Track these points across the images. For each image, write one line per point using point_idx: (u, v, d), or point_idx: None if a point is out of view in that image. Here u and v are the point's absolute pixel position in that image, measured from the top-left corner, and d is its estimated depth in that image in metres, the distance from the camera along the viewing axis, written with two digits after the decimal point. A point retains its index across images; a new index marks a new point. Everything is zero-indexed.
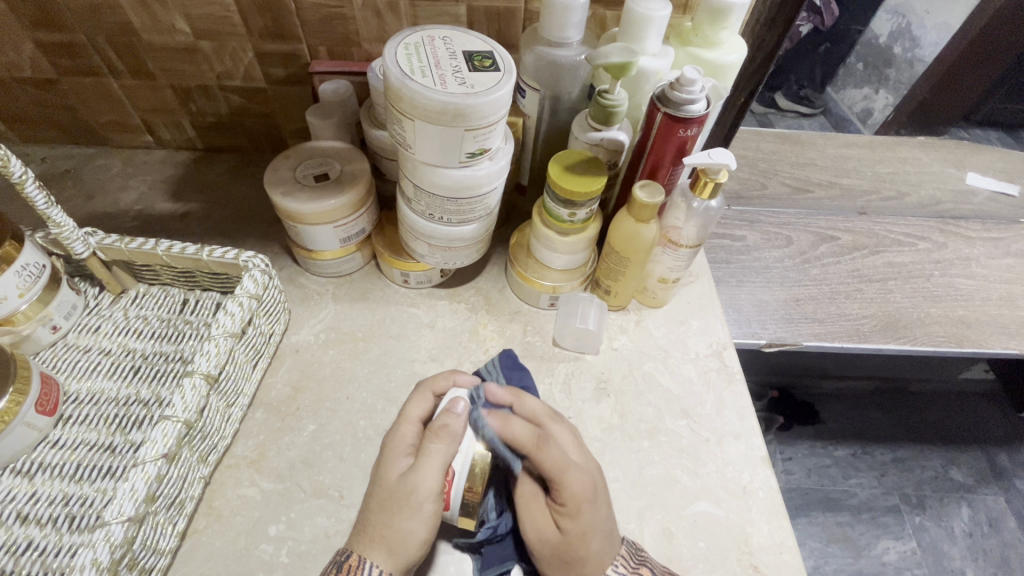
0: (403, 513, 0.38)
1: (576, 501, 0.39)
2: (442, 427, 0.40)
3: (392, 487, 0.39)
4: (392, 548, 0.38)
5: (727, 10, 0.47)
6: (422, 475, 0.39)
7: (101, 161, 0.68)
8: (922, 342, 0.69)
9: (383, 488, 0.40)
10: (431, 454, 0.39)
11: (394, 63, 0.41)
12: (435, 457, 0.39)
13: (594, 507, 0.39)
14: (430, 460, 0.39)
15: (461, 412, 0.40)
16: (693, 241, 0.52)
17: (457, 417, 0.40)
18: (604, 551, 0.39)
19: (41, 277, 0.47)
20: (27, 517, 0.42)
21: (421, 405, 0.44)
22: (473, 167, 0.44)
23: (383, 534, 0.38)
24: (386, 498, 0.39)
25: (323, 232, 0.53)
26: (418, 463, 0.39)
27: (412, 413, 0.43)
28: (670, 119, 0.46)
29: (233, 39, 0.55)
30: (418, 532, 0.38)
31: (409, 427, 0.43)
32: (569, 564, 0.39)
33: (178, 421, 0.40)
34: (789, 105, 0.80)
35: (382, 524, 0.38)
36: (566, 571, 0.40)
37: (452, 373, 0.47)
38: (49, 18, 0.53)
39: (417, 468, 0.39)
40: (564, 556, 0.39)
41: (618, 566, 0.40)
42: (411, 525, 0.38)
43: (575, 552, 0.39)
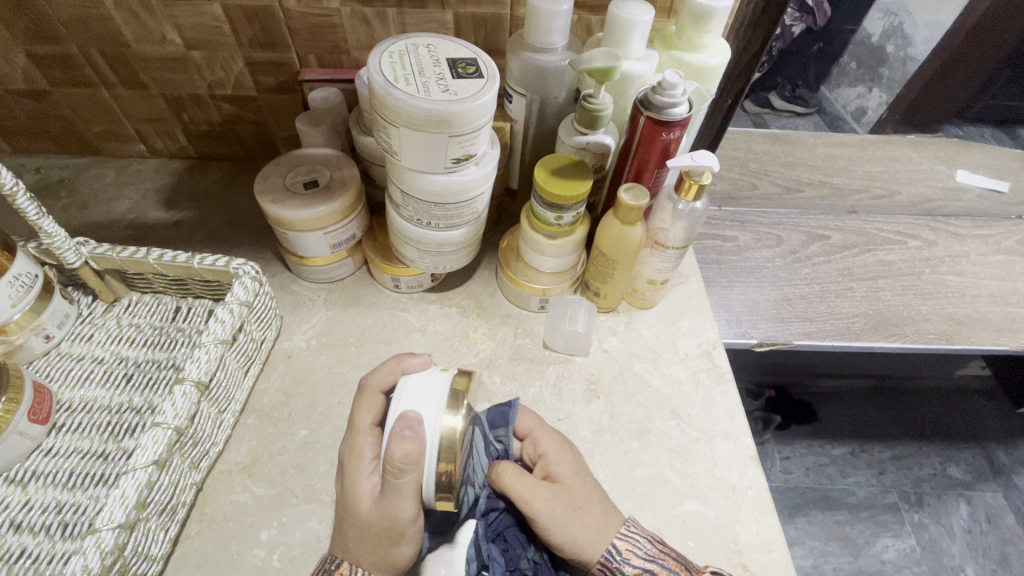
0: (387, 540, 0.39)
1: (556, 449, 0.46)
2: (402, 461, 0.37)
3: (368, 517, 0.39)
4: (382, 565, 0.40)
5: (710, 14, 0.48)
6: (394, 511, 0.39)
7: (95, 170, 0.68)
8: (913, 339, 0.69)
9: (358, 518, 0.40)
10: (399, 488, 0.38)
11: (378, 72, 0.41)
12: (404, 487, 0.38)
13: (572, 450, 0.46)
14: (401, 494, 0.38)
15: (412, 432, 0.37)
16: (680, 242, 0.52)
17: (413, 441, 0.37)
18: (599, 492, 0.44)
19: (34, 287, 0.47)
20: (20, 525, 0.42)
21: (372, 410, 0.43)
22: (460, 173, 0.45)
23: (372, 556, 0.40)
24: (365, 528, 0.39)
25: (313, 239, 0.54)
26: (390, 496, 0.39)
27: (363, 422, 0.43)
28: (654, 122, 0.47)
29: (223, 48, 0.56)
30: (406, 550, 0.40)
31: (365, 437, 0.42)
32: (578, 511, 0.42)
33: (168, 428, 0.40)
34: (784, 105, 0.78)
35: (370, 550, 0.40)
36: (580, 519, 0.41)
37: (399, 364, 0.45)
38: (40, 31, 0.54)
39: (389, 500, 0.39)
40: (574, 501, 0.42)
41: (630, 524, 0.42)
42: (399, 547, 0.40)
43: (579, 492, 0.43)
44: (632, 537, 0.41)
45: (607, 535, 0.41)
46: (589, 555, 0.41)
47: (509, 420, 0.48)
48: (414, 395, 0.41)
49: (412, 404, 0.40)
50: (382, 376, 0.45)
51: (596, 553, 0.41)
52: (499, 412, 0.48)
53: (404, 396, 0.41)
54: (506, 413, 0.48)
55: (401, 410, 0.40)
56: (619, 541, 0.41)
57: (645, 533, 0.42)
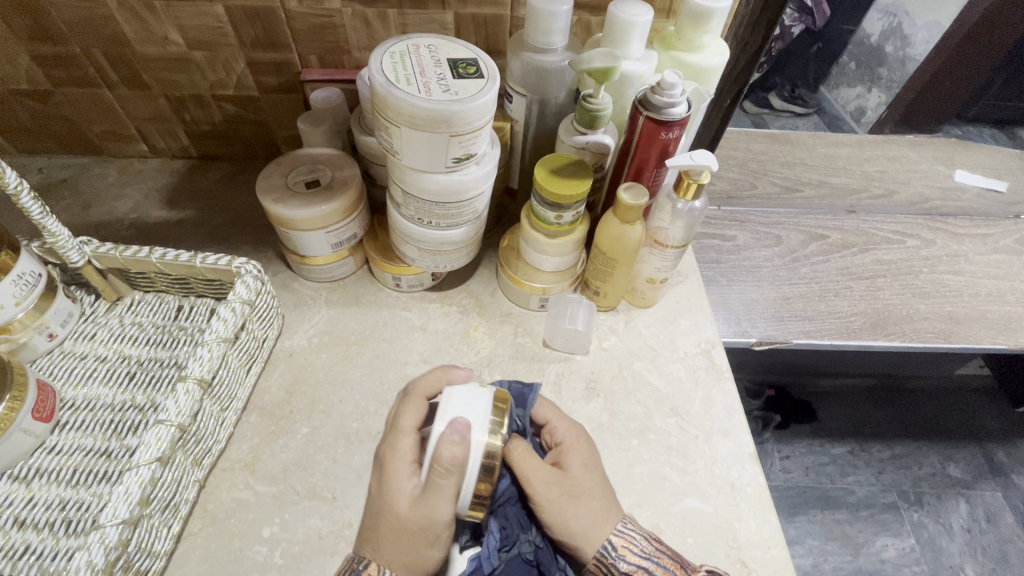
0: (421, 541, 0.39)
1: (572, 438, 0.46)
2: (450, 462, 0.38)
3: (406, 517, 0.39)
4: (410, 568, 0.40)
5: (708, 14, 0.48)
6: (434, 512, 0.39)
7: (97, 170, 0.69)
8: (911, 338, 0.70)
9: (395, 517, 0.39)
10: (442, 488, 0.39)
11: (379, 72, 0.41)
12: (446, 489, 0.39)
13: (589, 444, 0.46)
14: (442, 494, 0.39)
15: (461, 437, 0.39)
16: (679, 241, 0.53)
17: (461, 445, 0.38)
18: (605, 487, 0.44)
19: (37, 285, 0.47)
20: (24, 522, 0.42)
21: (414, 414, 0.44)
22: (461, 172, 0.45)
23: (401, 558, 0.40)
24: (399, 529, 0.39)
25: (315, 238, 0.54)
26: (432, 497, 0.39)
27: (407, 424, 0.43)
28: (653, 122, 0.47)
29: (226, 49, 0.56)
30: (434, 555, 0.40)
31: (407, 439, 0.42)
32: (576, 500, 0.42)
33: (171, 425, 0.40)
34: (784, 106, 0.78)
35: (401, 551, 0.39)
36: (576, 507, 0.42)
37: (443, 373, 0.47)
38: (44, 31, 0.54)
39: (430, 500, 0.39)
40: (574, 490, 0.42)
41: (627, 521, 0.42)
42: (429, 550, 0.40)
43: (581, 483, 0.43)
44: (628, 534, 0.42)
45: (603, 528, 0.41)
46: (580, 544, 0.41)
47: (528, 401, 0.49)
48: (459, 399, 0.41)
49: (461, 411, 0.41)
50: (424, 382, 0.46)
51: (589, 545, 0.41)
52: (522, 392, 0.49)
53: (450, 402, 0.41)
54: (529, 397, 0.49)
55: (448, 414, 0.40)
56: (615, 538, 0.41)
57: (641, 530, 0.42)
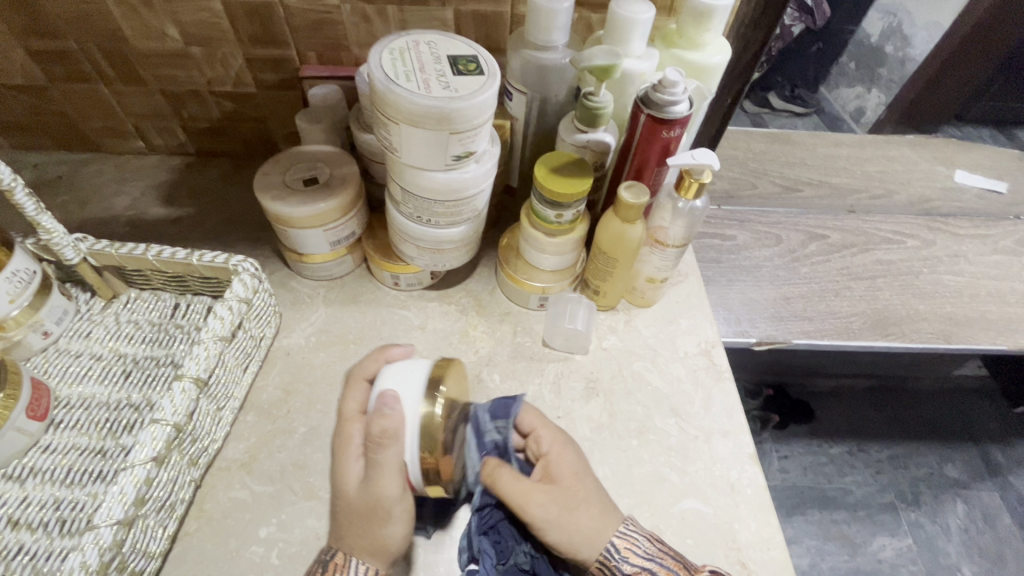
0: (375, 521, 0.39)
1: (559, 446, 0.45)
2: (381, 434, 0.38)
3: (355, 498, 0.40)
4: (375, 550, 0.40)
5: (710, 12, 0.48)
6: (379, 487, 0.39)
7: (93, 167, 0.68)
8: (911, 339, 0.69)
9: (346, 499, 0.40)
10: (381, 462, 0.38)
11: (379, 69, 0.41)
12: (386, 464, 0.38)
13: (577, 449, 0.46)
14: (383, 469, 0.38)
15: (391, 408, 0.38)
16: (680, 240, 0.53)
17: (391, 415, 0.38)
18: (599, 491, 0.43)
19: (32, 283, 0.47)
20: (17, 522, 0.42)
21: (358, 397, 0.43)
22: (460, 170, 0.45)
23: (362, 541, 0.39)
24: (354, 510, 0.40)
25: (313, 236, 0.54)
26: (374, 475, 0.39)
27: (351, 410, 0.43)
28: (655, 120, 0.47)
29: (223, 44, 0.56)
30: (395, 532, 0.39)
31: (353, 425, 0.42)
32: (574, 511, 0.41)
33: (167, 424, 0.40)
34: (783, 105, 0.79)
35: (360, 533, 0.39)
36: (576, 518, 0.41)
37: (381, 354, 0.46)
38: (39, 26, 0.54)
39: (374, 478, 0.39)
40: (571, 502, 0.42)
41: (630, 523, 0.42)
42: (387, 528, 0.39)
43: (576, 493, 0.42)
44: (631, 536, 0.41)
45: (606, 535, 0.41)
46: (586, 555, 0.41)
47: (510, 414, 0.46)
48: (396, 375, 0.41)
49: (395, 385, 0.40)
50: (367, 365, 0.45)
51: (592, 555, 0.41)
52: (502, 404, 0.47)
53: (385, 378, 0.41)
54: (507, 407, 0.47)
55: (381, 390, 0.40)
56: (618, 540, 0.41)
57: (642, 531, 0.42)
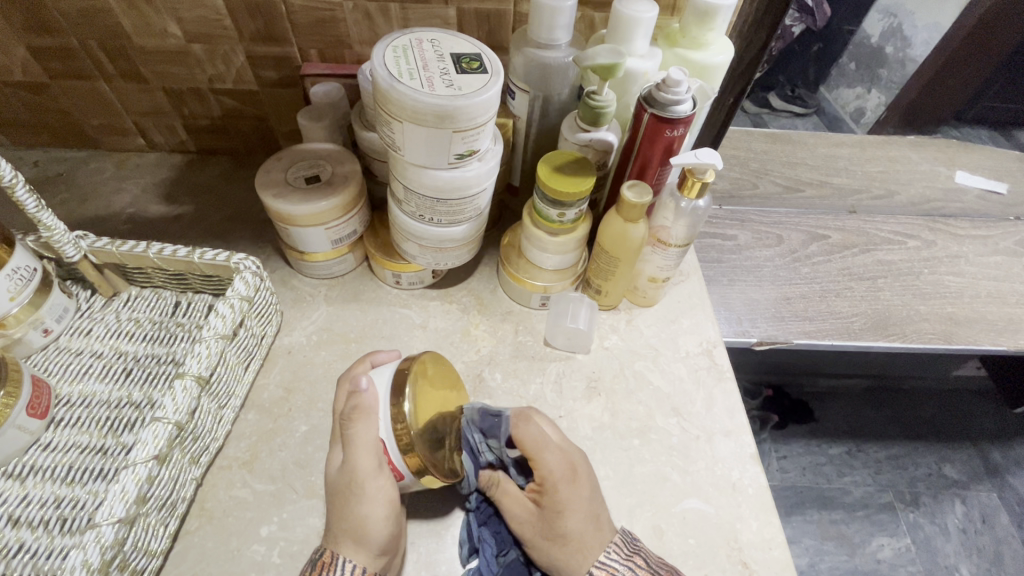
0: (350, 499, 0.40)
1: (553, 479, 0.43)
2: (352, 410, 0.41)
3: (335, 479, 0.41)
4: (356, 537, 0.40)
5: (714, 11, 0.47)
6: (352, 462, 0.40)
7: (93, 164, 0.68)
8: (912, 339, 0.70)
9: (330, 479, 0.42)
10: (354, 438, 0.40)
11: (382, 66, 0.41)
12: (358, 440, 0.40)
13: (576, 482, 0.43)
14: (357, 446, 0.40)
15: (364, 388, 0.41)
16: (682, 240, 0.52)
17: (363, 393, 0.41)
18: (585, 524, 0.42)
19: (32, 280, 0.47)
20: (18, 520, 0.42)
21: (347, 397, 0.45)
22: (463, 169, 0.45)
23: (344, 525, 0.40)
24: (335, 491, 0.41)
25: (314, 234, 0.53)
26: (348, 451, 0.41)
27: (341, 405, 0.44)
28: (657, 119, 0.46)
29: (225, 42, 0.55)
30: (371, 514, 0.40)
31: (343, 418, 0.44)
32: (552, 543, 0.42)
33: (169, 422, 0.40)
34: (783, 105, 0.78)
35: (341, 517, 0.40)
36: (554, 549, 0.42)
37: (368, 356, 0.46)
38: (40, 22, 0.53)
39: (349, 454, 0.41)
40: (549, 533, 0.42)
41: (610, 551, 0.41)
42: (363, 509, 0.40)
43: (556, 528, 0.41)
44: (610, 566, 0.40)
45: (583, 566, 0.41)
46: None
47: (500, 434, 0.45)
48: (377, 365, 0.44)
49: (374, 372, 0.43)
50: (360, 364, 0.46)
51: None
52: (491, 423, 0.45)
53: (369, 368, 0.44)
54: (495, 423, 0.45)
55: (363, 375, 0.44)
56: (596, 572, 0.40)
57: (625, 561, 0.40)
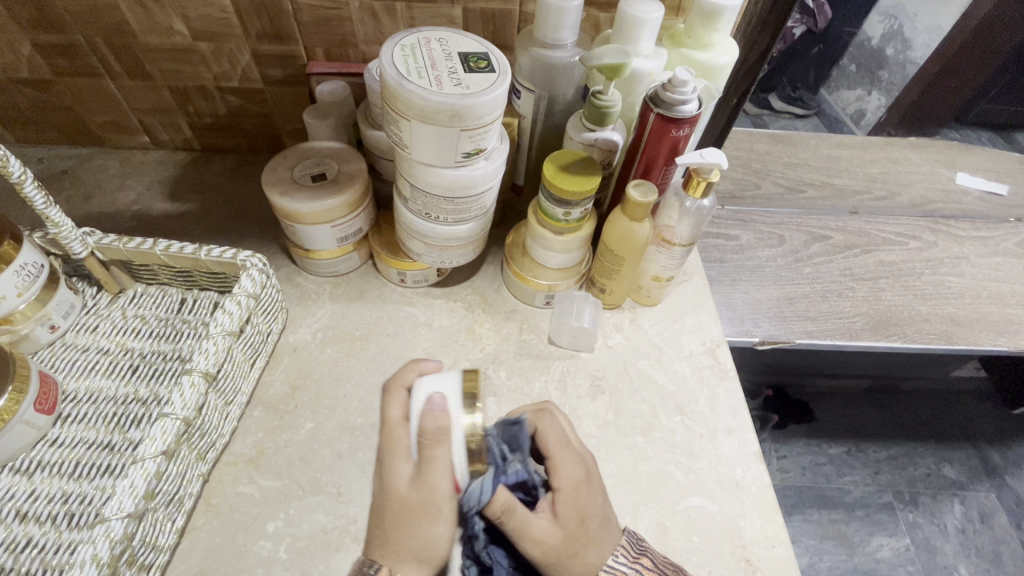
0: (426, 521, 0.37)
1: (571, 485, 0.42)
2: (436, 431, 0.38)
3: (402, 499, 0.38)
4: (420, 557, 0.38)
5: (719, 12, 0.48)
6: (434, 484, 0.37)
7: (98, 161, 0.68)
8: (912, 339, 0.70)
9: (395, 501, 0.38)
10: (434, 460, 0.37)
11: (391, 65, 0.41)
12: (442, 460, 0.37)
13: (591, 487, 0.42)
14: (436, 467, 0.37)
15: (440, 409, 0.38)
16: (686, 240, 0.53)
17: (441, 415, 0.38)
18: (603, 529, 0.41)
19: (40, 276, 0.47)
20: (26, 515, 0.42)
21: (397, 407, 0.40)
22: (469, 167, 0.45)
23: (408, 545, 0.37)
24: (401, 511, 0.38)
25: (320, 232, 0.54)
26: (428, 471, 0.37)
27: (394, 415, 0.40)
28: (664, 119, 0.47)
29: (230, 40, 0.56)
30: (441, 535, 0.38)
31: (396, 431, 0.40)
32: (573, 558, 0.40)
33: (176, 418, 0.40)
34: (784, 106, 0.77)
35: (407, 538, 0.37)
36: (576, 561, 0.40)
37: (415, 365, 0.43)
38: (46, 19, 0.54)
39: (428, 474, 0.37)
40: (572, 546, 0.40)
41: (618, 554, 0.41)
42: (436, 530, 0.37)
43: (578, 538, 0.40)
44: (618, 570, 0.40)
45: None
46: None
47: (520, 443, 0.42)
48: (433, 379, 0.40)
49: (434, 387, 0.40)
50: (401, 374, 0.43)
51: None
52: (513, 433, 0.42)
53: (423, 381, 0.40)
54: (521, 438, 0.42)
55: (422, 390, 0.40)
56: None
57: (630, 564, 0.41)
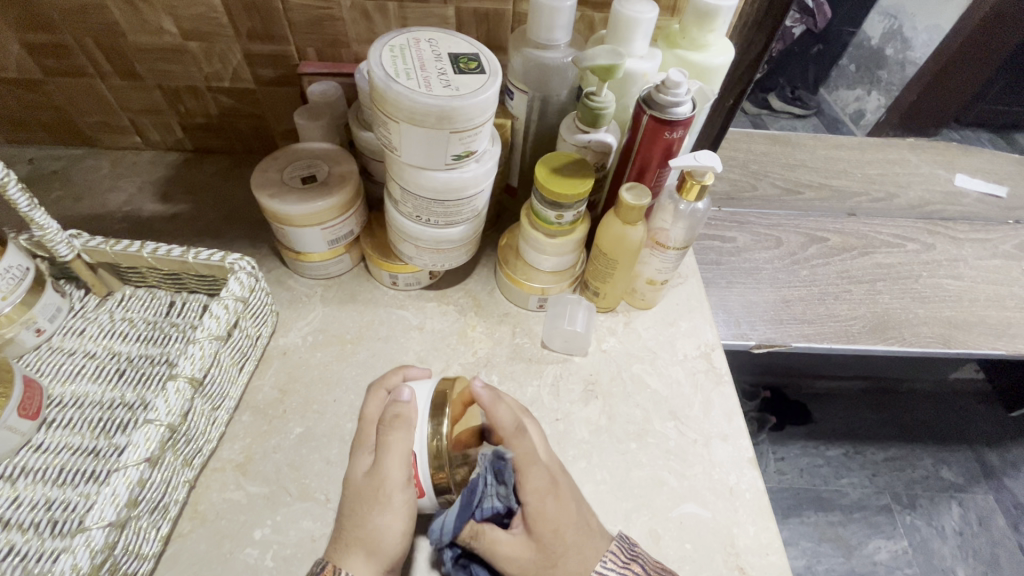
0: (373, 509, 0.39)
1: (537, 495, 0.40)
2: (394, 418, 0.40)
3: (360, 486, 0.40)
4: (369, 550, 0.38)
5: (714, 12, 0.47)
6: (385, 471, 0.39)
7: (88, 162, 0.67)
8: (910, 343, 0.69)
9: (353, 485, 0.41)
10: (390, 446, 0.40)
11: (379, 66, 0.40)
12: (394, 447, 0.40)
13: (558, 494, 0.41)
14: (391, 453, 0.40)
15: (406, 400, 0.41)
16: (681, 243, 0.52)
17: (405, 404, 0.40)
18: (583, 539, 0.40)
19: (25, 279, 0.46)
20: (8, 522, 0.41)
21: (377, 406, 0.43)
22: (460, 170, 0.44)
23: (359, 535, 0.39)
24: (356, 497, 0.40)
25: (310, 234, 0.53)
26: (382, 458, 0.40)
27: (370, 411, 0.43)
28: (657, 121, 0.46)
29: (221, 40, 0.55)
30: (391, 524, 0.39)
31: (369, 424, 0.43)
32: (553, 570, 0.39)
33: (161, 425, 0.39)
34: (783, 106, 0.76)
35: (357, 526, 0.39)
36: (558, 574, 0.39)
37: (402, 370, 0.45)
38: (34, 18, 0.53)
39: (381, 461, 0.40)
40: (550, 560, 0.39)
41: (607, 560, 0.39)
42: (383, 518, 0.39)
43: (556, 550, 0.39)
44: None
45: None
46: None
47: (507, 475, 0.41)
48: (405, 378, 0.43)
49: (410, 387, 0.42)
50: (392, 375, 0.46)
51: None
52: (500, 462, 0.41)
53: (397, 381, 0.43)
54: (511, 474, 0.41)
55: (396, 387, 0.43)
56: None
57: (619, 569, 0.39)
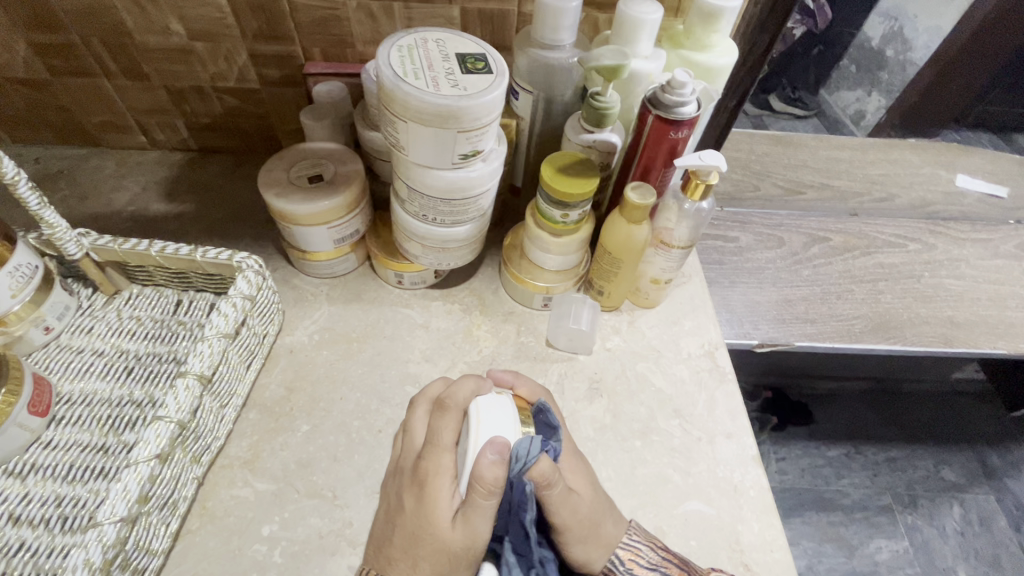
0: (458, 561, 0.37)
1: (566, 457, 0.43)
2: (492, 484, 0.34)
3: (442, 539, 0.36)
4: None
5: (718, 13, 0.47)
6: (476, 531, 0.36)
7: (94, 162, 0.68)
8: (912, 342, 0.70)
9: (431, 537, 0.36)
10: (481, 507, 0.35)
11: (387, 66, 0.41)
12: (488, 509, 0.36)
13: (581, 458, 0.44)
14: (482, 512, 0.36)
15: (501, 458, 0.35)
16: (685, 241, 0.52)
17: (501, 467, 0.35)
18: (608, 505, 0.43)
19: (34, 277, 0.47)
20: (18, 519, 0.41)
21: (450, 429, 0.38)
22: (467, 169, 0.45)
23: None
24: (437, 548, 0.36)
25: (317, 233, 0.53)
26: (472, 516, 0.36)
27: (446, 441, 0.38)
28: (663, 121, 0.47)
29: (227, 40, 0.55)
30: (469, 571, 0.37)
31: (444, 458, 0.37)
32: (597, 527, 0.41)
33: (171, 421, 0.40)
34: (784, 107, 0.77)
35: (435, 571, 0.37)
36: (600, 532, 0.41)
37: (479, 382, 0.40)
38: (42, 18, 0.53)
39: (471, 520, 0.36)
40: (593, 518, 0.41)
41: (633, 533, 0.42)
42: (464, 568, 0.37)
43: (596, 510, 0.41)
44: (634, 546, 0.42)
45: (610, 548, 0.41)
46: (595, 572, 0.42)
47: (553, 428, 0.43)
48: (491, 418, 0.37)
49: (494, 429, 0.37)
50: (457, 392, 0.39)
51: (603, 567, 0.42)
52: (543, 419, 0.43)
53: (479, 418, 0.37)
54: (555, 422, 0.43)
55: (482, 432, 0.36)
56: (621, 552, 0.41)
57: (645, 540, 0.42)
